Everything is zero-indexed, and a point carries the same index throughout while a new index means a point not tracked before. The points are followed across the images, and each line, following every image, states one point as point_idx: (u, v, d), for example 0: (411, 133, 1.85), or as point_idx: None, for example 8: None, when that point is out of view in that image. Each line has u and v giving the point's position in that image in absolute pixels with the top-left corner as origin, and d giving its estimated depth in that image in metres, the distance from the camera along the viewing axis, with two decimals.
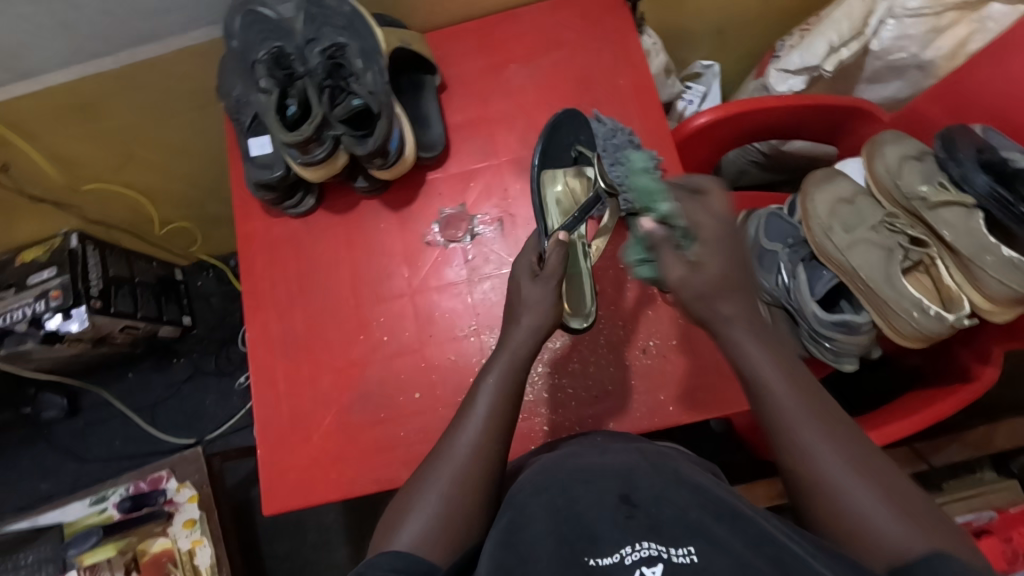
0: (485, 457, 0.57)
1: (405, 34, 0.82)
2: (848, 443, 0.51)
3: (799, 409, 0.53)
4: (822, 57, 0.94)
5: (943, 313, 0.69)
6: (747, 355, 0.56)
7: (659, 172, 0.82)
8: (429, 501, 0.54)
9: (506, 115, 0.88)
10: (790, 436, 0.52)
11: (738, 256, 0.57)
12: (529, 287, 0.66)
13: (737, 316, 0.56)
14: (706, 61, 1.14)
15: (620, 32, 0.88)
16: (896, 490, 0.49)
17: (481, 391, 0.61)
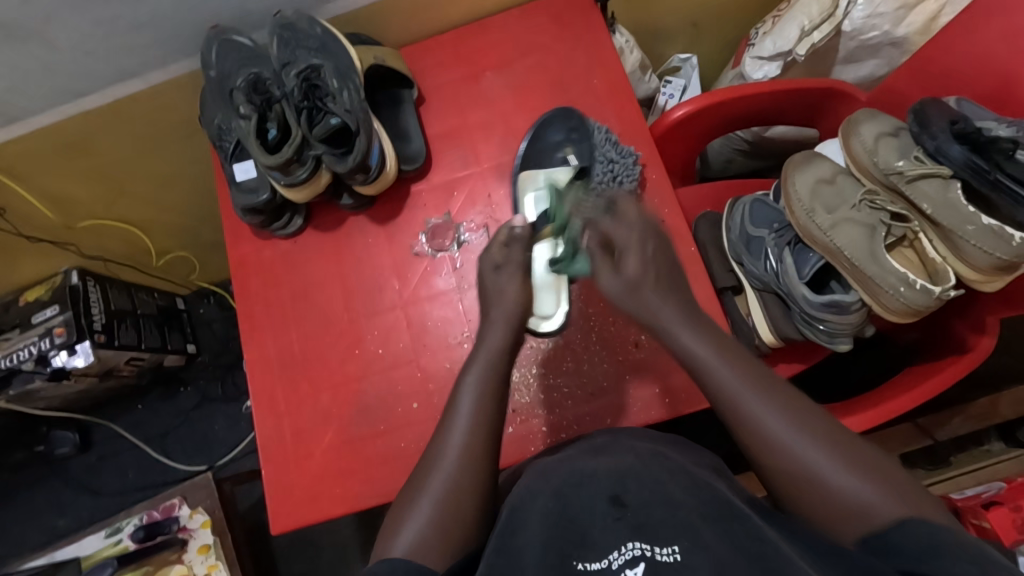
0: (472, 460, 0.57)
1: (380, 51, 0.84)
2: (804, 418, 0.53)
3: (748, 387, 0.55)
4: (793, 42, 0.95)
5: (930, 286, 0.69)
6: (693, 352, 0.59)
7: (639, 167, 0.82)
8: (422, 510, 0.55)
9: (485, 123, 0.89)
10: (743, 414, 0.54)
11: (649, 259, 0.63)
12: (495, 276, 0.69)
13: (674, 315, 0.61)
14: (683, 56, 1.16)
15: (592, 31, 0.89)
16: (850, 449, 0.51)
17: (466, 390, 0.62)
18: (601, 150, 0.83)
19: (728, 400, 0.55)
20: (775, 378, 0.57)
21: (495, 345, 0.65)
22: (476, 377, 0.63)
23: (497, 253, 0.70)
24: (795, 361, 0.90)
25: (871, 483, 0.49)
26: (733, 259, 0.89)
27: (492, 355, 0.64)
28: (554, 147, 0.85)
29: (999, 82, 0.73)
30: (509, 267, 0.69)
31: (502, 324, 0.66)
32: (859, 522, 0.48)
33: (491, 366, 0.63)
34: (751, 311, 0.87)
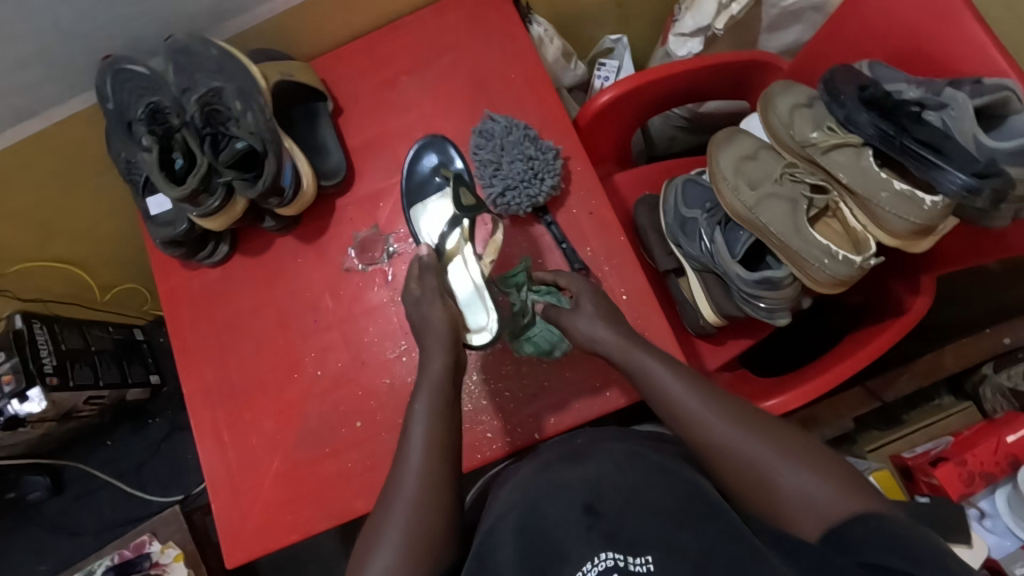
0: (437, 484, 0.58)
1: (286, 66, 0.81)
2: (758, 427, 0.58)
3: (702, 404, 0.59)
4: (712, 16, 0.93)
5: (850, 256, 0.69)
6: (651, 374, 0.63)
7: (560, 161, 0.80)
8: (390, 540, 0.56)
9: (406, 129, 0.87)
10: (704, 434, 0.58)
11: (603, 301, 0.72)
12: (416, 308, 0.66)
13: (633, 347, 0.65)
14: (614, 35, 1.13)
15: (504, 25, 0.87)
16: (799, 451, 0.56)
17: (418, 418, 0.61)
18: (521, 148, 0.79)
19: (690, 426, 0.59)
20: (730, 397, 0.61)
21: (439, 373, 0.63)
22: (426, 405, 0.62)
23: (414, 287, 0.67)
24: (743, 336, 0.92)
25: (824, 486, 0.53)
26: (671, 241, 0.89)
27: (437, 378, 0.63)
28: (502, 135, 0.80)
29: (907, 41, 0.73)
30: (428, 294, 0.66)
31: (440, 348, 0.63)
32: (818, 523, 0.52)
33: (442, 387, 0.63)
34: (694, 292, 0.88)
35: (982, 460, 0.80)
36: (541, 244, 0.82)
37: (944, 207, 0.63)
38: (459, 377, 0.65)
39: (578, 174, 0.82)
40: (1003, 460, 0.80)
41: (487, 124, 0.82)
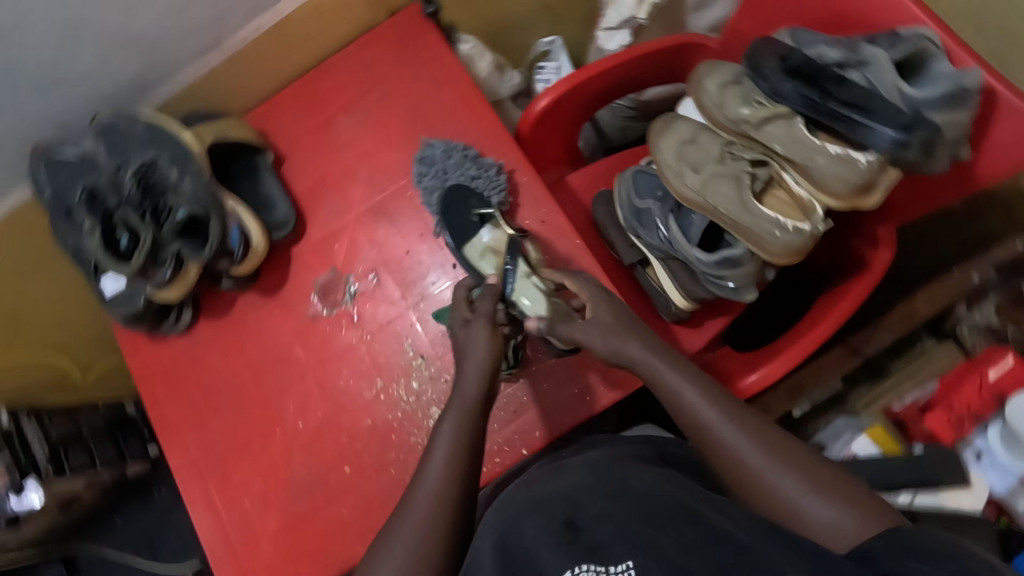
0: (450, 507, 0.57)
1: (219, 126, 0.81)
2: (773, 440, 0.55)
3: (721, 416, 0.57)
4: (634, 7, 0.95)
5: (799, 225, 0.69)
6: (671, 387, 0.60)
7: (503, 174, 0.81)
8: (392, 558, 0.53)
9: (349, 167, 0.87)
10: (721, 444, 0.56)
11: (613, 308, 0.67)
12: (464, 330, 0.67)
13: (636, 345, 0.63)
14: (548, 38, 1.12)
15: (430, 49, 0.88)
16: (814, 471, 0.53)
17: (439, 438, 0.61)
18: (463, 168, 0.79)
19: (700, 431, 0.57)
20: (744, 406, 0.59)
21: (469, 393, 0.63)
22: (453, 423, 0.62)
23: (466, 310, 0.68)
24: (719, 316, 0.92)
25: (842, 503, 0.51)
26: (631, 234, 0.88)
27: (467, 401, 0.62)
28: (444, 159, 0.81)
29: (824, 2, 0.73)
30: (479, 317, 0.67)
31: (476, 373, 0.63)
32: (837, 538, 0.50)
33: (466, 407, 0.62)
34: (661, 279, 0.87)
35: (968, 403, 0.81)
36: None
37: (880, 159, 0.64)
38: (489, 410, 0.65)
39: (526, 184, 0.82)
40: (988, 397, 0.80)
41: (427, 150, 0.82)
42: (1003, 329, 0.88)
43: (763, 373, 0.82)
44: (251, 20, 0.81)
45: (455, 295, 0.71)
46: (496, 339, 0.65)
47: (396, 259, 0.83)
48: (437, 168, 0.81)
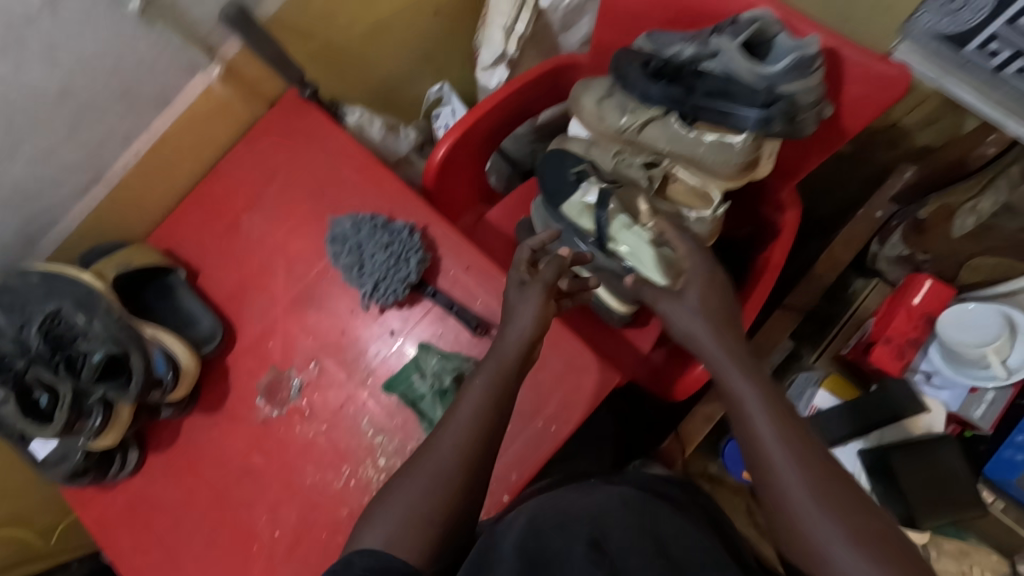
0: (469, 462, 0.59)
1: (122, 257, 0.80)
2: (819, 474, 0.52)
3: (776, 436, 0.55)
4: (503, 41, 1.00)
5: (702, 214, 0.74)
6: (734, 392, 0.59)
7: (417, 234, 0.79)
8: (405, 493, 0.57)
9: (265, 262, 0.85)
10: (767, 464, 0.54)
11: (713, 288, 0.66)
12: (517, 294, 0.69)
13: (716, 339, 0.63)
14: (435, 86, 1.16)
15: (317, 129, 0.88)
16: (858, 522, 0.50)
17: (471, 392, 0.63)
18: (374, 238, 0.78)
19: (762, 462, 0.55)
20: (806, 434, 0.56)
21: (506, 356, 0.65)
22: (484, 383, 0.64)
23: (525, 269, 0.70)
24: None
25: (870, 561, 0.48)
26: None
27: (503, 368, 0.64)
28: (354, 233, 0.79)
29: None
30: (535, 284, 0.68)
31: (511, 344, 0.66)
32: None
33: (501, 376, 0.64)
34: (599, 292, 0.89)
35: (905, 331, 0.83)
36: (433, 317, 0.79)
37: (752, 139, 0.68)
38: (524, 374, 0.67)
39: (441, 236, 0.82)
40: (921, 323, 0.83)
41: (335, 228, 0.80)
42: (915, 256, 0.87)
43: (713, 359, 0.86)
44: (126, 147, 0.80)
45: (516, 258, 0.71)
46: (547, 305, 0.67)
47: (334, 341, 0.82)
48: (357, 238, 0.78)
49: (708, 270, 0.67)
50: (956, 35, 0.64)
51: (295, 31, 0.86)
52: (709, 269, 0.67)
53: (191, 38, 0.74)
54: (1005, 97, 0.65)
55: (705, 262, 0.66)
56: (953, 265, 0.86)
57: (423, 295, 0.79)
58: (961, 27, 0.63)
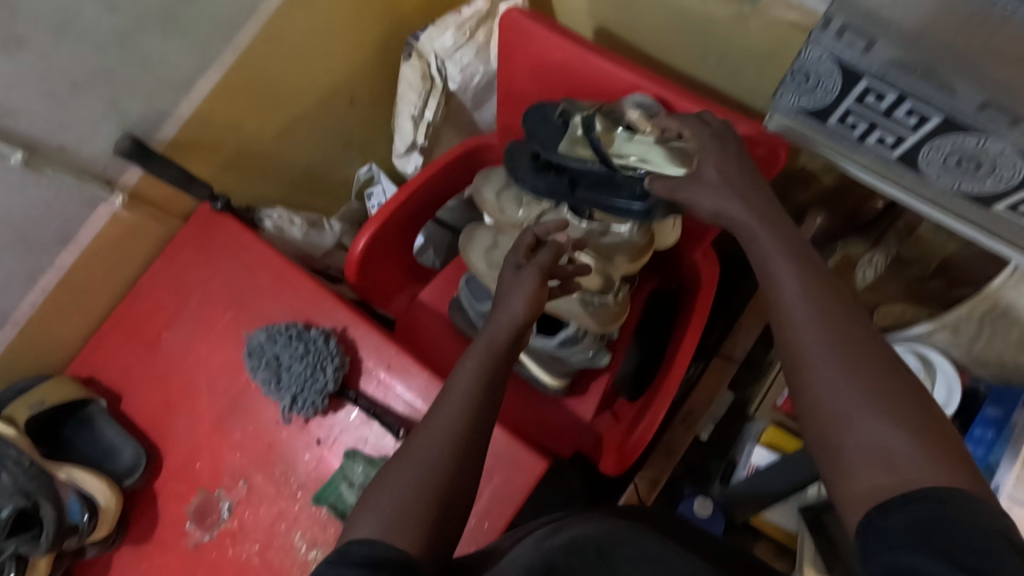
0: (472, 433, 0.50)
1: (36, 393, 0.78)
2: (853, 341, 0.45)
3: (808, 299, 0.47)
4: (413, 130, 1.03)
5: (604, 298, 0.77)
6: (764, 263, 0.51)
7: (333, 340, 0.79)
8: (398, 478, 0.48)
9: (187, 380, 0.84)
10: (793, 336, 0.47)
11: (731, 161, 0.58)
12: (513, 276, 0.60)
13: (748, 226, 0.53)
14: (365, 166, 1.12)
15: (232, 238, 0.88)
16: (891, 390, 0.43)
17: (471, 356, 0.56)
18: (289, 350, 0.78)
19: (786, 332, 0.47)
20: (855, 322, 0.46)
21: (504, 322, 0.58)
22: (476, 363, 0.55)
23: (523, 251, 0.62)
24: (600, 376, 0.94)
25: (900, 430, 0.41)
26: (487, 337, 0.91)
27: (495, 350, 0.56)
28: (270, 345, 0.79)
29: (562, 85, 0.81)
30: (531, 267, 0.60)
31: (501, 326, 0.57)
32: (879, 477, 0.40)
33: (494, 356, 0.56)
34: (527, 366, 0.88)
35: None
36: (358, 422, 0.79)
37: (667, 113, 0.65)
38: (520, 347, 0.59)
39: (361, 336, 0.82)
40: None
41: (253, 340, 0.80)
42: None
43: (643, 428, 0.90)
44: (32, 286, 0.78)
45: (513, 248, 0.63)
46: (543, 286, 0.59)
47: (261, 455, 0.80)
48: (274, 350, 0.79)
49: (726, 151, 0.59)
50: (815, 111, 0.67)
51: (201, 146, 0.86)
52: (726, 142, 0.60)
53: (87, 174, 0.75)
54: (870, 161, 0.68)
55: (712, 135, 0.60)
56: (865, 311, 0.86)
57: (344, 401, 0.80)
58: (818, 105, 0.66)
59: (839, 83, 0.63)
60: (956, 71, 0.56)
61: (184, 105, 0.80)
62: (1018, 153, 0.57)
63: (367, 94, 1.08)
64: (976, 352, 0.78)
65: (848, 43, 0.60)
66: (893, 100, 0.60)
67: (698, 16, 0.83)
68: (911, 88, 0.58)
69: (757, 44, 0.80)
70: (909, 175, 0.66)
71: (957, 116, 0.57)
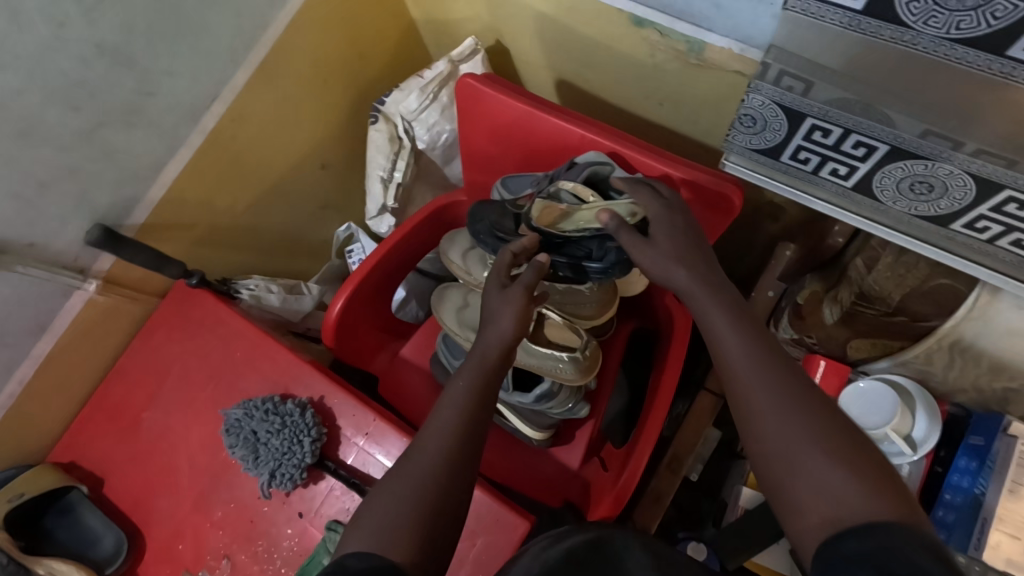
0: (463, 451, 0.53)
1: (15, 485, 0.78)
2: (795, 388, 0.48)
3: (754, 353, 0.51)
4: (384, 193, 1.05)
5: (574, 353, 0.78)
6: (709, 322, 0.55)
7: (310, 412, 0.80)
8: (393, 494, 0.50)
9: (168, 460, 0.84)
10: (739, 388, 0.51)
11: (678, 236, 0.62)
12: (496, 295, 0.64)
13: (693, 284, 0.58)
14: (344, 226, 1.12)
15: (208, 314, 0.89)
16: (835, 432, 0.46)
17: (457, 379, 0.58)
18: (266, 425, 0.78)
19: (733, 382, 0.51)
20: (798, 372, 0.50)
21: (488, 344, 0.61)
22: (468, 379, 0.58)
23: (501, 278, 0.67)
24: (584, 422, 0.94)
25: (845, 468, 0.44)
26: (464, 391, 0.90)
27: (488, 359, 0.60)
28: (246, 421, 0.79)
29: (523, 143, 0.83)
30: (516, 284, 0.64)
31: (495, 340, 0.61)
32: (827, 516, 0.43)
33: (489, 364, 0.59)
34: (509, 419, 0.87)
35: None
36: (338, 493, 0.79)
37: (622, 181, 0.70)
38: (512, 357, 0.62)
39: (339, 404, 0.82)
40: None
41: (230, 415, 0.80)
42: (804, 339, 0.87)
43: (625, 480, 0.84)
44: (9, 378, 0.78)
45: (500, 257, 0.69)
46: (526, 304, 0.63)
47: (243, 532, 0.80)
48: (253, 423, 0.79)
49: (676, 220, 0.64)
50: (768, 149, 0.65)
51: (173, 226, 0.87)
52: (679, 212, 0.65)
53: (58, 266, 0.77)
54: (830, 193, 0.65)
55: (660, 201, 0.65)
56: (840, 345, 0.84)
57: (323, 472, 0.80)
58: (770, 144, 0.63)
59: (784, 123, 0.59)
60: (895, 103, 0.53)
61: (153, 189, 0.82)
62: (966, 175, 0.52)
63: (338, 158, 1.10)
64: (951, 378, 0.78)
65: (789, 85, 0.57)
66: (838, 134, 0.57)
67: (649, 70, 0.85)
68: (854, 124, 0.55)
69: (706, 93, 0.82)
70: (869, 202, 0.63)
71: (902, 144, 0.54)
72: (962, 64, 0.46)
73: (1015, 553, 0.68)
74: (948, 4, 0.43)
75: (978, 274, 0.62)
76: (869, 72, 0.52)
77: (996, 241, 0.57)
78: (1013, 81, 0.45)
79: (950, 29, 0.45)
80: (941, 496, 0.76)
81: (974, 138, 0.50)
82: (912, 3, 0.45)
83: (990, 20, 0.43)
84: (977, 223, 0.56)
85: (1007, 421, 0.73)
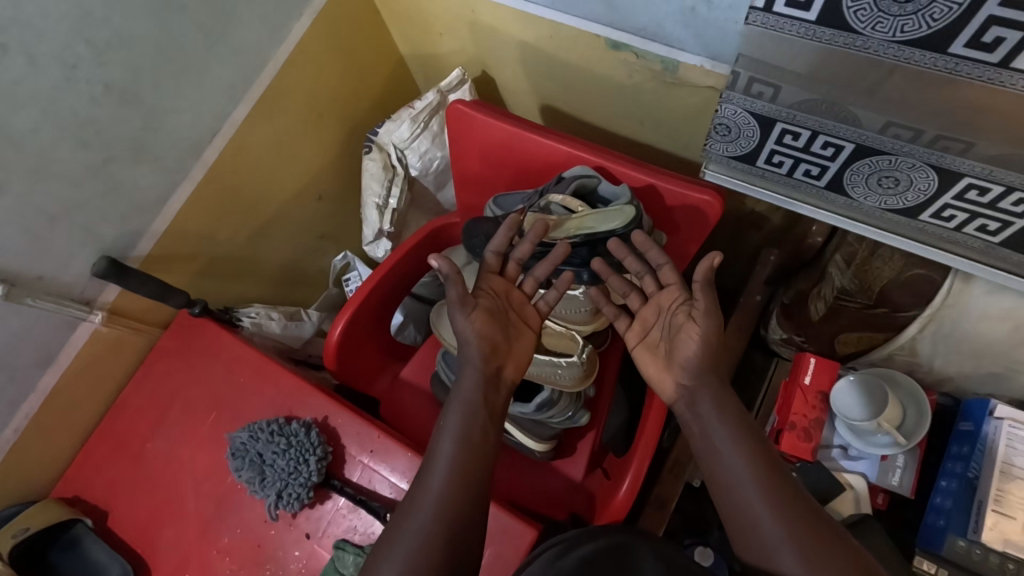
0: (463, 501, 0.60)
1: (19, 520, 0.78)
2: (784, 506, 0.58)
3: (751, 477, 0.60)
4: (380, 218, 1.09)
5: (571, 358, 0.82)
6: (711, 443, 0.65)
7: (314, 431, 0.81)
8: (406, 544, 0.57)
9: (173, 488, 0.85)
10: (738, 504, 0.60)
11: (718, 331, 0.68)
12: (458, 319, 0.70)
13: (705, 389, 0.67)
14: (340, 254, 1.15)
15: (210, 342, 0.91)
16: (819, 543, 0.55)
17: (449, 425, 0.66)
18: (272, 446, 0.79)
19: (731, 497, 0.61)
20: (787, 487, 0.60)
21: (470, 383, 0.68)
22: (457, 426, 0.65)
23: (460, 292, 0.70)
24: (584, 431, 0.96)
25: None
26: None
27: (472, 403, 0.67)
28: (252, 443, 0.80)
29: (512, 163, 0.87)
30: (466, 305, 0.70)
31: (473, 372, 0.68)
32: None
33: (472, 409, 0.66)
34: (510, 432, 0.87)
35: (804, 412, 0.85)
36: (345, 511, 0.80)
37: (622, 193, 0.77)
38: (496, 393, 0.69)
39: (342, 423, 0.83)
40: (818, 401, 0.85)
41: (236, 439, 0.81)
42: (792, 338, 0.92)
43: (626, 484, 0.85)
44: (15, 412, 0.80)
45: (482, 271, 0.74)
46: (490, 327, 0.70)
47: (250, 557, 0.80)
48: (258, 445, 0.80)
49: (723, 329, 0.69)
50: (745, 156, 0.69)
51: (175, 258, 0.90)
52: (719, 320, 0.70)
53: (65, 299, 0.79)
54: (807, 194, 0.69)
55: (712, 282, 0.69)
56: (829, 342, 0.88)
57: (330, 490, 0.80)
58: (745, 150, 0.68)
59: (756, 130, 0.64)
60: (861, 105, 0.56)
61: (157, 222, 0.85)
62: (928, 167, 0.56)
63: (334, 189, 1.14)
64: (936, 367, 0.81)
65: (758, 93, 0.61)
66: (807, 137, 0.61)
67: (629, 90, 0.90)
68: (821, 125, 0.59)
69: (683, 108, 0.87)
70: (842, 200, 0.67)
71: (866, 141, 0.58)
72: (912, 63, 0.49)
73: (1013, 533, 0.69)
74: (891, 10, 0.46)
75: (951, 263, 0.65)
76: (829, 77, 0.55)
77: (963, 229, 0.60)
78: (958, 75, 0.48)
79: (896, 33, 0.48)
80: (938, 483, 0.79)
81: (932, 126, 0.53)
82: (859, 12, 0.48)
83: (930, 21, 0.46)
84: (944, 213, 0.60)
85: (994, 404, 0.76)
